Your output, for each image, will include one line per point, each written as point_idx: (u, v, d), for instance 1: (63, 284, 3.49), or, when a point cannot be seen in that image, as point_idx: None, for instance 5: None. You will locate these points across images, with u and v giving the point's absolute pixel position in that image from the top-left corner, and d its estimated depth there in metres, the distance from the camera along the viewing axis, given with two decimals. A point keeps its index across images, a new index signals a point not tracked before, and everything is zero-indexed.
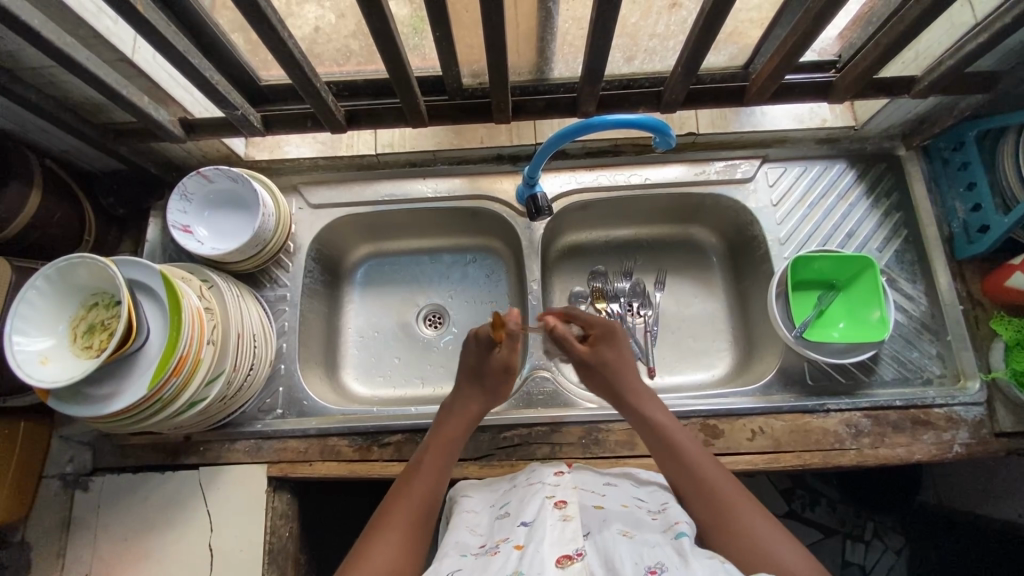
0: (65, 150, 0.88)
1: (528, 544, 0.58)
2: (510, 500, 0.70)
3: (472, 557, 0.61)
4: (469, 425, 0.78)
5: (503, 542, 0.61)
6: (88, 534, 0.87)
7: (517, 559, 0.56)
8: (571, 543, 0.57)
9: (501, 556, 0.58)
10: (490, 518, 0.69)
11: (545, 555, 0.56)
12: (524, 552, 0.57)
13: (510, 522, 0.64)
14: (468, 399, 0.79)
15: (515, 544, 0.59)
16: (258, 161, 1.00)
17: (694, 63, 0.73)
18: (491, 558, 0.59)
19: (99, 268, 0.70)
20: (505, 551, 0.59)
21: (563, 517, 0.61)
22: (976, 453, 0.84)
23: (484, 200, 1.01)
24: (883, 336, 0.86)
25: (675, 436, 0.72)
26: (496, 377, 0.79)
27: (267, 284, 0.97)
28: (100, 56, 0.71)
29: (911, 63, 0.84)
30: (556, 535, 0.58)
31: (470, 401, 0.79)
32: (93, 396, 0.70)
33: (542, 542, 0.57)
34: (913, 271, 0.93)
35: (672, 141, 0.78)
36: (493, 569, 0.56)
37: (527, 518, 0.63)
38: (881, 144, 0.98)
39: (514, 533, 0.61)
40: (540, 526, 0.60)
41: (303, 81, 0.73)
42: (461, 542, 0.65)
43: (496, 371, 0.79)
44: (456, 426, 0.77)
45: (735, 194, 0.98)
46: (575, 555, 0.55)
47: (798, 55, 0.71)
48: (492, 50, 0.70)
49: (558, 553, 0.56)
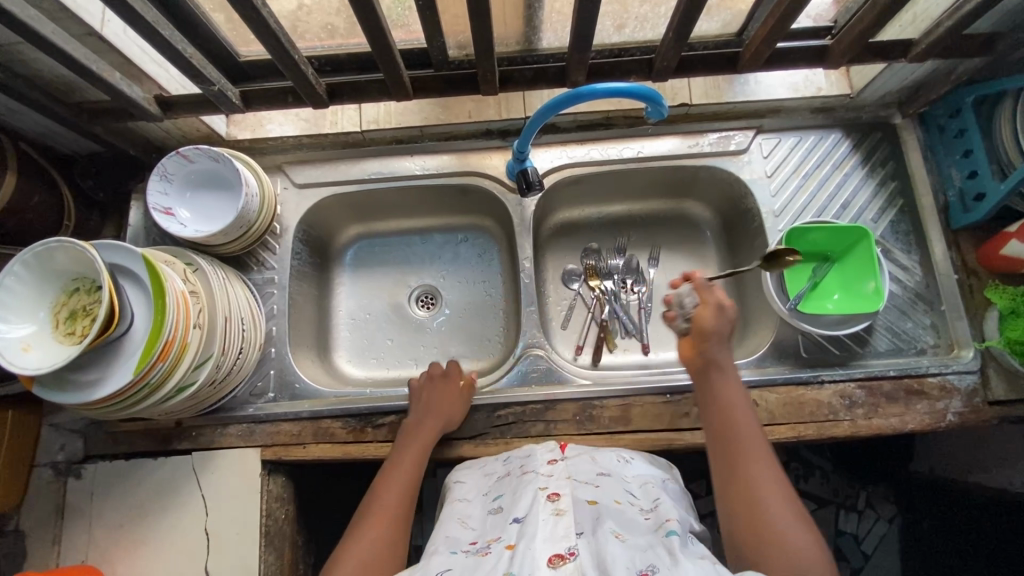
0: (39, 131, 0.85)
1: (519, 543, 0.58)
2: (502, 492, 0.70)
3: (462, 556, 0.61)
4: (430, 446, 0.82)
5: (495, 542, 0.61)
6: (82, 521, 0.86)
7: (509, 560, 0.57)
8: (564, 542, 0.57)
9: (492, 557, 0.58)
10: (482, 510, 0.69)
11: (537, 553, 0.56)
12: (515, 551, 0.57)
13: (502, 519, 0.64)
14: (429, 420, 0.83)
15: (507, 544, 0.60)
16: (240, 141, 0.97)
17: (686, 28, 0.70)
18: (482, 558, 0.59)
19: (78, 252, 0.68)
20: (496, 551, 0.59)
21: (555, 510, 0.61)
22: (969, 422, 0.84)
23: (473, 176, 0.99)
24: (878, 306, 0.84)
25: (737, 425, 0.70)
26: (451, 402, 0.85)
27: (255, 267, 0.96)
28: (67, 30, 0.68)
29: (909, 26, 0.81)
30: (548, 532, 0.59)
31: (431, 423, 0.83)
32: (80, 382, 0.69)
33: (534, 539, 0.58)
34: (909, 241, 0.93)
35: (665, 110, 0.76)
36: (483, 571, 0.56)
37: (519, 515, 0.63)
38: (877, 113, 0.97)
39: (506, 531, 0.62)
40: (532, 521, 0.60)
41: (281, 54, 0.70)
42: (452, 537, 0.66)
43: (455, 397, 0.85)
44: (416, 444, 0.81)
45: (729, 166, 0.97)
46: (568, 554, 0.56)
47: (791, 20, 0.69)
48: (477, 18, 0.68)
49: (550, 552, 0.56)
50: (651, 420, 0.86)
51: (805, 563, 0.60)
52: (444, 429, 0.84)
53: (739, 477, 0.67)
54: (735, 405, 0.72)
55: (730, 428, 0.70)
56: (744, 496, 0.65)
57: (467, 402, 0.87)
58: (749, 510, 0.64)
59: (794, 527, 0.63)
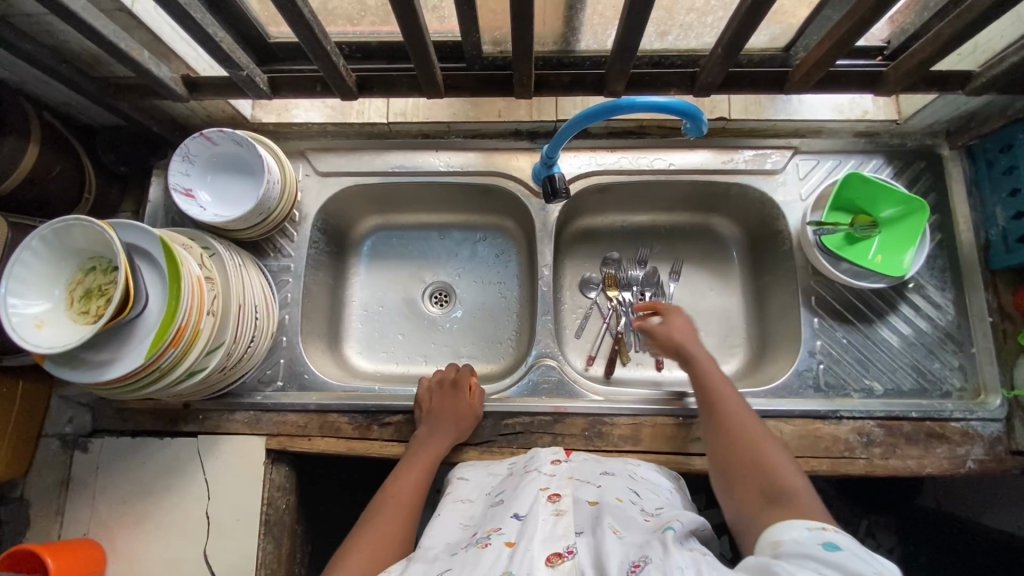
0: (63, 102, 0.84)
1: (518, 540, 0.57)
2: (505, 489, 0.70)
3: (462, 552, 0.59)
4: (433, 463, 0.81)
5: (494, 534, 0.60)
6: (86, 495, 0.87)
7: (508, 558, 0.55)
8: (562, 541, 0.56)
9: (491, 552, 0.56)
10: (485, 506, 0.69)
11: (535, 553, 0.55)
12: (514, 550, 0.55)
13: (502, 513, 0.63)
14: (436, 434, 0.82)
15: (507, 540, 0.58)
16: (265, 124, 0.96)
17: (736, 45, 0.67)
18: (481, 551, 0.57)
19: (95, 232, 0.67)
20: (495, 545, 0.57)
21: (555, 510, 0.60)
22: (988, 470, 0.82)
23: (498, 177, 0.97)
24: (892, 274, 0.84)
25: (721, 395, 0.73)
26: (459, 413, 0.84)
27: (272, 254, 0.95)
28: (97, 5, 0.66)
29: (968, 56, 0.77)
30: (547, 531, 0.58)
31: (437, 435, 0.82)
32: (92, 361, 0.68)
33: (533, 539, 0.56)
34: (943, 279, 0.89)
35: (704, 126, 0.73)
36: (482, 567, 0.54)
37: (520, 511, 0.62)
38: (922, 141, 0.93)
39: (505, 526, 0.60)
40: (532, 520, 0.59)
41: (313, 42, 0.68)
42: (450, 542, 0.63)
43: (460, 410, 0.84)
44: (417, 468, 0.80)
45: (763, 186, 0.93)
46: (565, 553, 0.55)
47: (850, 44, 0.66)
48: (519, 21, 0.65)
49: (548, 551, 0.55)
50: (661, 442, 0.84)
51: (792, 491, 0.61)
52: (450, 442, 0.82)
53: (729, 438, 0.69)
54: (715, 376, 0.75)
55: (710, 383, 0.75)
56: (735, 448, 0.68)
57: (474, 415, 0.85)
58: (735, 456, 0.67)
59: (783, 466, 0.64)
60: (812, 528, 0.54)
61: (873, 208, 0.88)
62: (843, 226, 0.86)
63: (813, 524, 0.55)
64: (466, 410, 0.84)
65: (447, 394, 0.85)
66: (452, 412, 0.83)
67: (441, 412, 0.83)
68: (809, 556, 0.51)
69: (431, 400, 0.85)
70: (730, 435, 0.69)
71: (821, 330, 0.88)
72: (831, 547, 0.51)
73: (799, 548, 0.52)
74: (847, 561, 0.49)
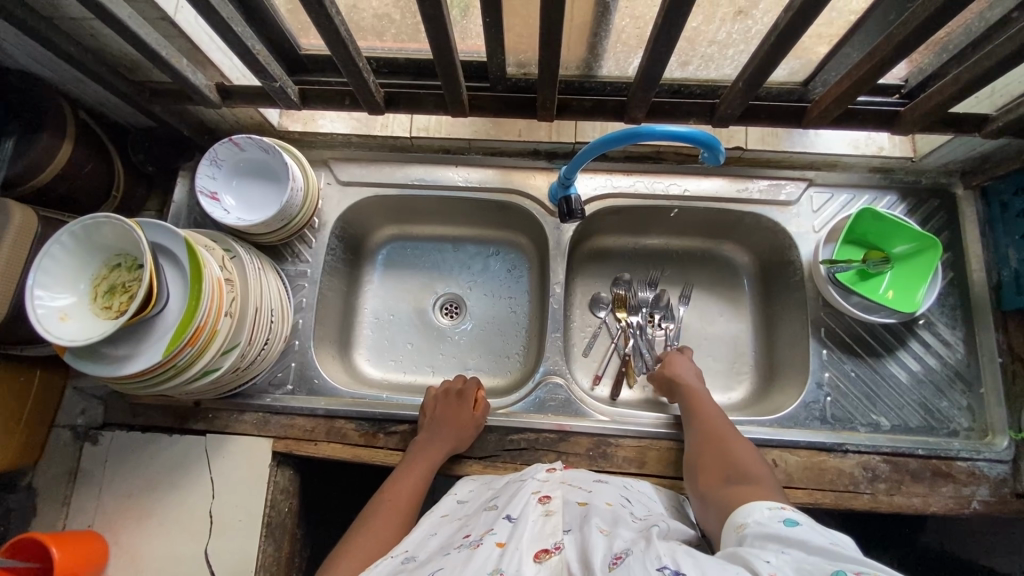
0: (99, 102, 0.87)
1: (509, 541, 0.57)
2: (500, 495, 0.71)
3: (457, 551, 0.59)
4: (429, 471, 0.81)
5: (486, 536, 0.60)
6: (92, 487, 0.88)
7: (498, 557, 0.55)
8: (551, 538, 0.58)
9: (482, 552, 0.56)
10: (479, 511, 0.69)
11: (524, 550, 0.56)
12: (504, 549, 0.56)
13: (495, 516, 0.64)
14: (436, 442, 0.83)
15: (497, 541, 0.58)
16: (291, 132, 0.98)
17: (756, 80, 0.69)
18: (473, 551, 0.57)
19: (124, 230, 0.69)
20: (486, 546, 0.57)
21: (545, 511, 0.62)
22: (994, 511, 0.81)
23: (515, 194, 0.99)
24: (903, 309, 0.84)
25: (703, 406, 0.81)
26: (460, 423, 0.84)
27: (289, 259, 0.96)
28: (142, 13, 0.69)
29: (986, 99, 0.79)
30: (535, 530, 0.59)
31: (437, 444, 0.82)
32: (111, 356, 0.70)
33: (522, 539, 0.57)
34: (954, 317, 0.89)
35: (721, 156, 0.74)
36: (472, 565, 0.54)
37: (512, 514, 0.63)
38: (937, 180, 0.93)
39: (498, 528, 0.60)
40: (522, 522, 0.61)
41: (346, 58, 0.71)
42: (447, 542, 0.63)
43: (462, 425, 0.84)
44: (412, 476, 0.80)
45: (776, 216, 0.94)
46: (553, 549, 0.56)
47: (867, 84, 0.67)
48: (546, 46, 0.67)
49: (537, 548, 0.56)
50: (664, 466, 0.84)
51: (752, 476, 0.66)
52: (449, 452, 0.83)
53: (707, 440, 0.75)
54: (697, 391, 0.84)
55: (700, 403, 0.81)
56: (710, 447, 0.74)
57: (476, 426, 0.86)
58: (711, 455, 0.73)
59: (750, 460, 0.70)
60: (771, 508, 0.57)
61: (884, 244, 0.89)
62: (855, 263, 0.86)
63: (771, 504, 0.58)
64: (467, 425, 0.84)
65: (454, 403, 0.86)
66: (456, 422, 0.84)
67: (443, 421, 0.84)
68: (769, 535, 0.53)
69: (433, 407, 0.86)
70: (706, 437, 0.76)
71: (830, 362, 0.89)
72: (788, 523, 0.54)
73: (762, 529, 0.54)
74: (801, 534, 0.52)
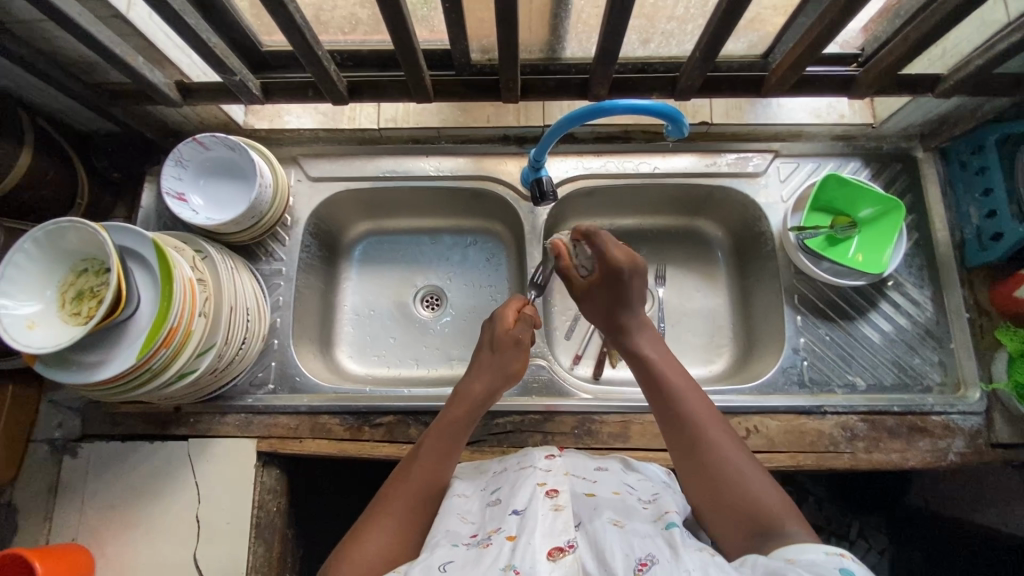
0: (57, 109, 0.85)
1: (519, 534, 0.55)
2: (502, 486, 0.66)
3: (463, 549, 0.56)
4: (478, 406, 0.76)
5: (495, 533, 0.57)
6: (74, 501, 0.86)
7: (510, 552, 0.53)
8: (563, 535, 0.54)
9: (493, 549, 0.54)
10: (482, 504, 0.65)
11: (537, 547, 0.53)
12: (516, 543, 0.54)
13: (501, 512, 0.60)
14: (476, 378, 0.77)
15: (508, 535, 0.55)
16: (257, 130, 0.98)
17: (713, 49, 0.70)
18: (483, 551, 0.55)
19: (89, 234, 0.68)
20: (497, 543, 0.55)
21: (554, 506, 0.58)
22: (971, 462, 0.84)
23: (487, 180, 0.99)
24: (869, 271, 0.87)
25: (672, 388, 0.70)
26: (506, 354, 0.78)
27: (263, 258, 0.96)
28: (93, 12, 0.68)
29: (937, 60, 0.81)
30: (548, 526, 0.55)
31: (479, 380, 0.77)
32: (82, 362, 0.69)
33: (534, 533, 0.54)
34: (922, 277, 0.91)
35: (685, 129, 0.74)
36: (484, 565, 0.52)
37: (519, 507, 0.59)
38: (898, 144, 0.96)
39: (505, 523, 0.57)
40: (531, 516, 0.57)
41: (305, 48, 0.70)
42: (452, 531, 0.60)
43: (513, 356, 0.79)
44: (463, 412, 0.74)
45: (746, 188, 0.96)
46: (567, 547, 0.53)
47: (821, 47, 0.68)
48: (504, 26, 0.67)
49: (549, 545, 0.53)
50: (650, 440, 0.85)
51: (754, 498, 0.61)
52: (496, 389, 0.77)
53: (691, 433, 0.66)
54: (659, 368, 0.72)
55: (673, 398, 0.69)
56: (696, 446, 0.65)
57: (522, 346, 0.80)
58: (701, 457, 0.65)
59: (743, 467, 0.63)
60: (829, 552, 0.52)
61: (851, 209, 0.91)
62: (824, 229, 0.88)
63: (828, 548, 0.53)
64: (519, 357, 0.79)
65: (501, 331, 0.80)
66: (501, 355, 0.78)
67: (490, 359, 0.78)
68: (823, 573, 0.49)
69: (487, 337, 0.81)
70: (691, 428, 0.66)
71: (804, 327, 0.90)
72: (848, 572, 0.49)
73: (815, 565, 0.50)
74: None
